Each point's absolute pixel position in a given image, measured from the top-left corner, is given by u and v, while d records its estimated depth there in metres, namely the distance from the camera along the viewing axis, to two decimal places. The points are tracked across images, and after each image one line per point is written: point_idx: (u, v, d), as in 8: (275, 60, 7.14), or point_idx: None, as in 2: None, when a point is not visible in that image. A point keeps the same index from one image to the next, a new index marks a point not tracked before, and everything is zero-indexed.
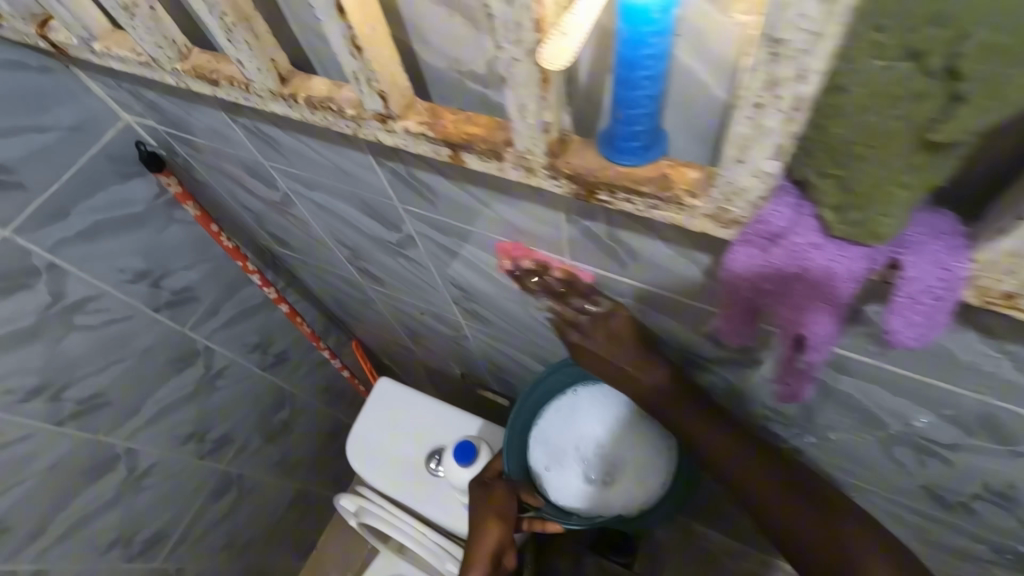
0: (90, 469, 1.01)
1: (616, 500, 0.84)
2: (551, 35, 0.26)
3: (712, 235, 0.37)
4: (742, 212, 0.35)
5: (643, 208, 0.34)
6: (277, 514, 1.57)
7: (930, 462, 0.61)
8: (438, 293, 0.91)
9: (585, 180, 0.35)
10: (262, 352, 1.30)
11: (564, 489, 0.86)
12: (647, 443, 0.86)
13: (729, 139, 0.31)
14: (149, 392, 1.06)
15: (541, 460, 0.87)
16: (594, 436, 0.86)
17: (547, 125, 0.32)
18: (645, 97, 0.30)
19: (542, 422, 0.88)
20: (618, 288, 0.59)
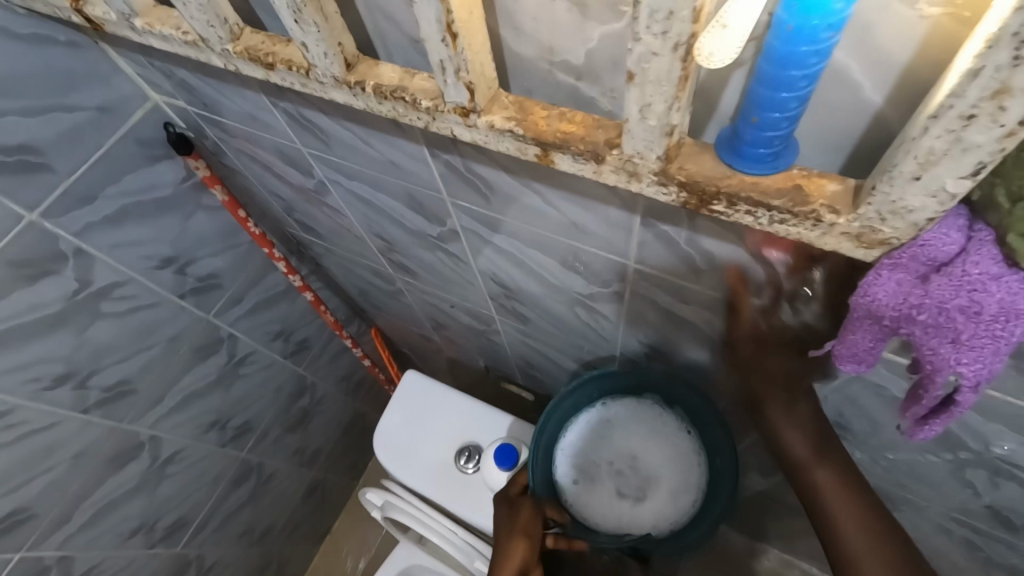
0: (114, 457, 0.99)
1: (646, 519, 0.82)
2: (708, 29, 0.23)
3: (845, 254, 0.34)
4: (893, 232, 0.31)
5: (764, 222, 0.32)
6: (294, 501, 1.56)
7: (1004, 485, 0.58)
8: (475, 288, 0.88)
9: (700, 187, 0.32)
10: (284, 339, 1.28)
11: (591, 503, 0.84)
12: (680, 460, 0.83)
13: (911, 152, 0.27)
14: (173, 380, 1.04)
15: (568, 473, 0.86)
16: (625, 450, 0.85)
17: (671, 126, 0.29)
18: (792, 99, 0.27)
19: (570, 435, 0.87)
20: (685, 294, 0.56)
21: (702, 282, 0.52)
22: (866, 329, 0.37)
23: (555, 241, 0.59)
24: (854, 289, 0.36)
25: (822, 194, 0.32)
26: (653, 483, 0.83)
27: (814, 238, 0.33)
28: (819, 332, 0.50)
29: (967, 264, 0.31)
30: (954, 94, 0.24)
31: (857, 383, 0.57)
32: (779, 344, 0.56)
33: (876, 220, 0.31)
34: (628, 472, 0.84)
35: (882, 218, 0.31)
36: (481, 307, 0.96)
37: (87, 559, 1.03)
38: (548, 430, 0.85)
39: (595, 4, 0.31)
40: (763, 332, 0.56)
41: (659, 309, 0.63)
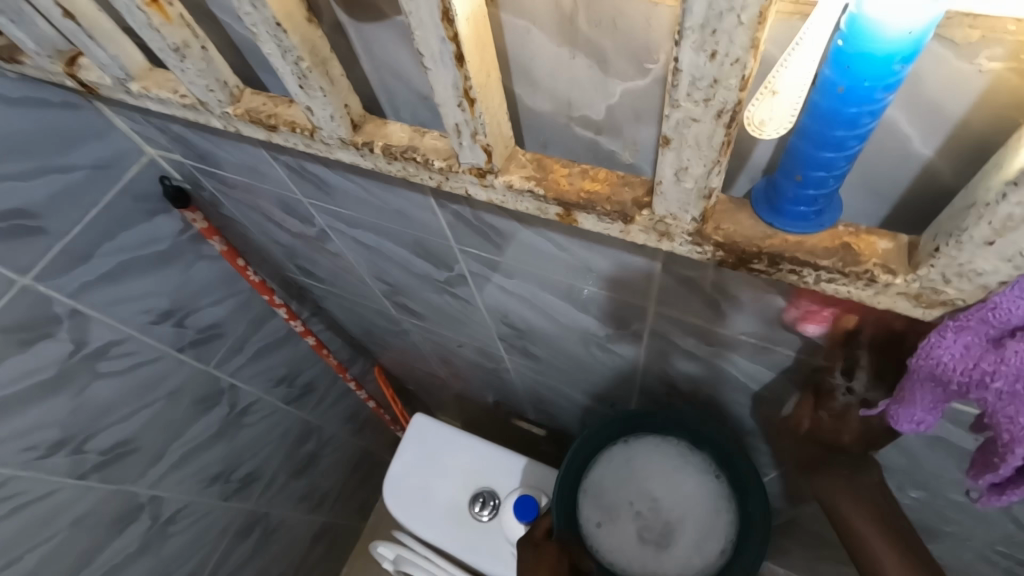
0: (114, 521, 0.95)
1: (671, 565, 0.76)
2: (758, 97, 0.26)
3: (900, 311, 0.34)
4: (957, 292, 0.31)
5: (811, 279, 0.32)
6: (302, 551, 1.50)
7: None
8: (484, 329, 0.86)
9: (739, 248, 0.32)
10: (287, 385, 1.25)
11: (616, 549, 0.78)
12: (707, 504, 0.77)
13: (986, 217, 0.27)
14: (174, 436, 1.00)
15: (592, 517, 0.79)
16: (647, 492, 0.79)
17: (709, 188, 0.29)
18: (840, 157, 0.27)
19: (594, 475, 0.80)
20: (710, 334, 0.54)
21: (728, 324, 0.50)
22: (928, 387, 0.35)
23: (571, 287, 0.58)
24: (918, 346, 0.34)
25: (874, 253, 0.32)
26: (679, 526, 0.77)
27: (868, 297, 0.33)
28: (855, 372, 0.48)
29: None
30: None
31: None
32: (811, 383, 0.54)
33: (939, 282, 0.31)
34: (652, 516, 0.78)
35: (946, 280, 0.31)
36: (490, 346, 0.94)
37: None
38: (573, 474, 0.79)
39: (618, 60, 0.29)
40: (793, 371, 0.54)
41: (682, 350, 0.60)
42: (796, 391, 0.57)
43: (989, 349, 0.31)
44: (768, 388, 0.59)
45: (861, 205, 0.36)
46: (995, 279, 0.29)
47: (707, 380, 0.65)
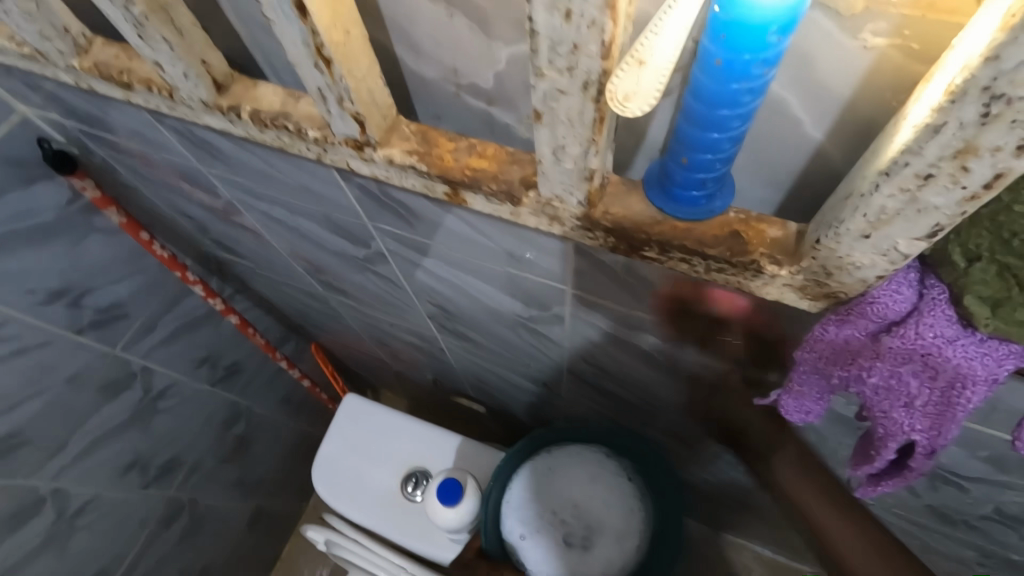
0: (9, 518, 0.87)
1: (595, 568, 0.78)
2: (622, 67, 0.23)
3: (787, 302, 0.36)
4: (839, 286, 0.33)
5: (699, 266, 0.34)
6: (237, 534, 1.46)
7: (944, 490, 0.58)
8: (414, 310, 0.83)
9: (629, 234, 0.32)
10: (211, 366, 1.18)
11: (543, 560, 0.78)
12: (625, 504, 0.80)
13: (864, 214, 0.28)
14: (76, 425, 0.93)
15: (516, 530, 0.79)
16: (568, 500, 0.80)
17: (590, 172, 0.29)
18: (724, 139, 0.26)
19: (516, 487, 0.81)
20: (631, 319, 0.52)
21: (646, 309, 0.49)
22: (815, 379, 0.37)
23: (488, 267, 0.55)
24: (807, 340, 0.36)
25: (762, 243, 0.33)
26: (600, 530, 0.79)
27: (757, 288, 0.35)
28: (765, 357, 0.48)
29: (921, 327, 0.30)
30: (911, 151, 0.25)
31: None
32: (726, 366, 0.54)
33: (822, 274, 0.33)
34: (575, 523, 0.79)
35: (827, 272, 0.32)
36: (422, 327, 0.90)
37: None
38: (495, 489, 0.82)
39: (498, 22, 0.26)
40: (709, 355, 0.54)
41: (604, 335, 0.59)
42: (713, 373, 0.57)
43: (868, 343, 0.33)
44: (687, 370, 0.59)
45: (759, 191, 0.35)
46: (874, 272, 0.31)
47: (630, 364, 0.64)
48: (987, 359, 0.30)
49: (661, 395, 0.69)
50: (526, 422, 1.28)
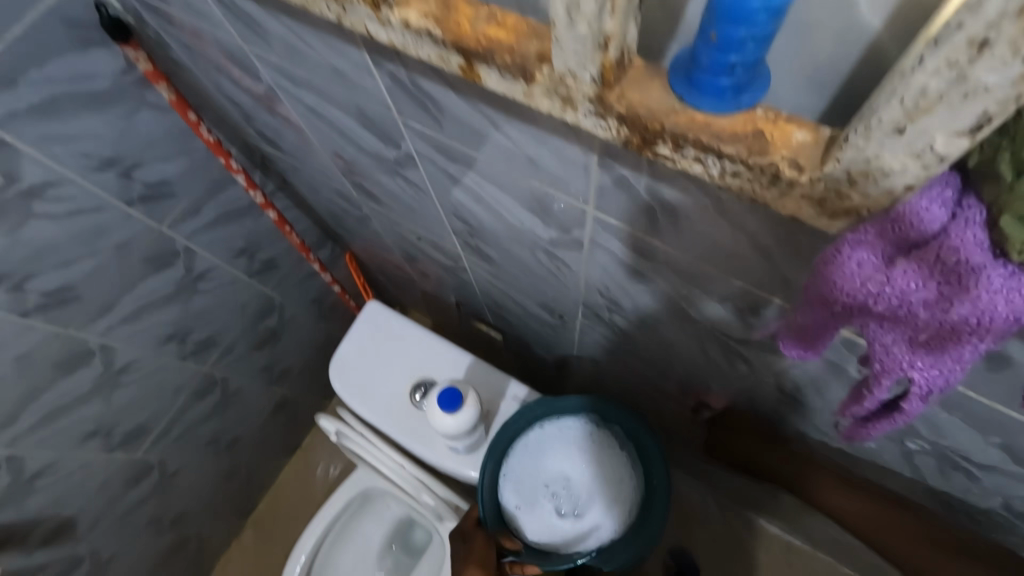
0: (63, 362, 0.96)
1: (586, 531, 0.88)
2: None
3: (803, 220, 0.33)
4: (863, 202, 0.30)
5: (713, 167, 0.32)
6: (263, 417, 1.58)
7: (950, 475, 0.57)
8: (441, 224, 0.83)
9: (643, 123, 0.32)
10: (249, 257, 1.24)
11: (541, 523, 0.88)
12: (613, 476, 0.90)
13: (900, 102, 0.25)
14: (124, 289, 1.00)
15: (513, 500, 0.89)
16: (562, 473, 0.90)
17: (605, 38, 0.28)
18: (760, 6, 0.25)
19: (513, 460, 0.90)
20: (649, 249, 0.50)
21: (665, 239, 0.47)
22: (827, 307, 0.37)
23: (511, 179, 0.54)
24: (819, 259, 0.35)
25: (786, 145, 0.30)
26: (590, 498, 0.89)
27: (772, 199, 0.32)
28: (782, 305, 0.46)
29: (945, 250, 0.29)
30: (968, 7, 0.21)
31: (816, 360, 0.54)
32: (741, 312, 0.52)
33: (845, 184, 0.30)
34: (567, 492, 0.89)
35: (851, 181, 0.29)
36: (447, 243, 0.91)
37: (38, 460, 1.02)
38: (492, 465, 0.89)
39: None
40: (725, 299, 0.52)
41: (620, 265, 0.58)
42: (727, 319, 0.55)
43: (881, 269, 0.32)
44: (701, 314, 0.57)
45: (798, 95, 0.34)
46: (903, 182, 0.28)
47: (644, 301, 0.63)
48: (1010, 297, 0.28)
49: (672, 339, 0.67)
50: (540, 356, 1.31)
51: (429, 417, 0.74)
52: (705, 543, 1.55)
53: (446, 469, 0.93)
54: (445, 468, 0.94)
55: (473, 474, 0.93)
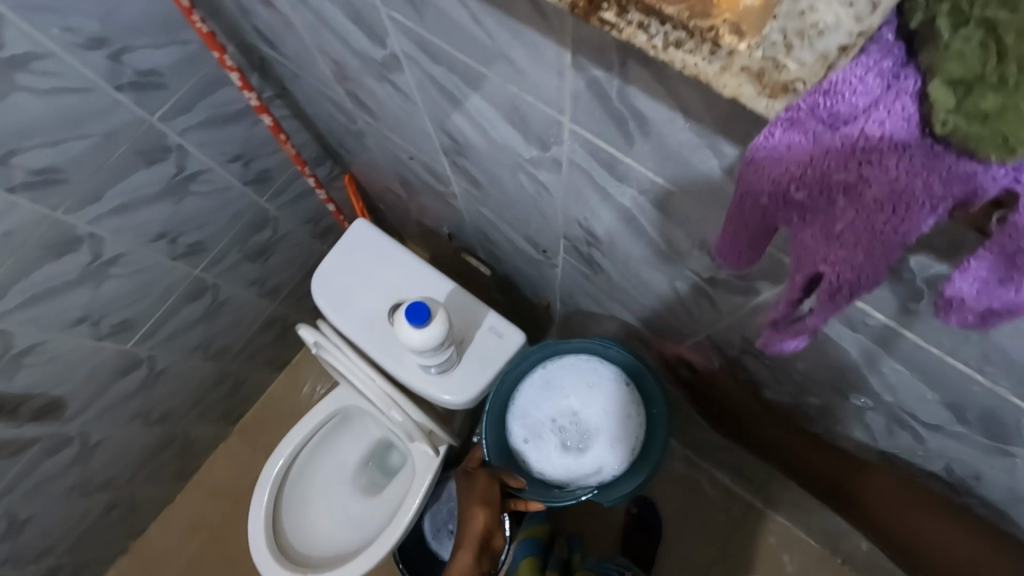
0: (50, 244, 0.97)
1: (589, 467, 0.94)
2: None
3: (750, 106, 0.31)
4: (799, 74, 0.30)
5: (654, 35, 0.32)
6: (253, 329, 1.62)
7: (900, 434, 0.58)
8: (430, 141, 0.80)
9: None
10: (244, 165, 1.23)
11: (546, 459, 0.95)
12: (620, 418, 0.95)
13: None
14: (113, 179, 1.00)
15: (519, 437, 0.96)
16: (567, 410, 0.96)
17: None
18: None
19: (518, 398, 0.96)
20: (623, 172, 0.48)
21: (638, 159, 0.45)
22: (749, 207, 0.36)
23: (490, 83, 0.51)
24: (750, 150, 0.34)
25: (727, 14, 0.31)
26: (595, 437, 0.94)
27: (713, 78, 0.31)
28: None
29: (872, 122, 0.29)
30: None
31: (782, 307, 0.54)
32: (709, 247, 0.51)
33: None
34: (572, 430, 0.95)
35: (784, 43, 0.29)
36: (437, 164, 0.89)
37: (27, 338, 1.05)
38: (496, 403, 0.97)
39: None
40: (698, 235, 0.50)
41: (596, 191, 0.56)
42: (697, 255, 0.53)
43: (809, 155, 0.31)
44: (675, 251, 0.56)
45: None
46: None
47: (619, 233, 0.62)
48: (925, 172, 0.28)
49: (650, 276, 0.66)
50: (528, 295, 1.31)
51: (398, 332, 0.75)
52: (668, 494, 1.62)
53: (417, 388, 0.96)
54: (415, 388, 0.96)
55: (445, 397, 0.95)
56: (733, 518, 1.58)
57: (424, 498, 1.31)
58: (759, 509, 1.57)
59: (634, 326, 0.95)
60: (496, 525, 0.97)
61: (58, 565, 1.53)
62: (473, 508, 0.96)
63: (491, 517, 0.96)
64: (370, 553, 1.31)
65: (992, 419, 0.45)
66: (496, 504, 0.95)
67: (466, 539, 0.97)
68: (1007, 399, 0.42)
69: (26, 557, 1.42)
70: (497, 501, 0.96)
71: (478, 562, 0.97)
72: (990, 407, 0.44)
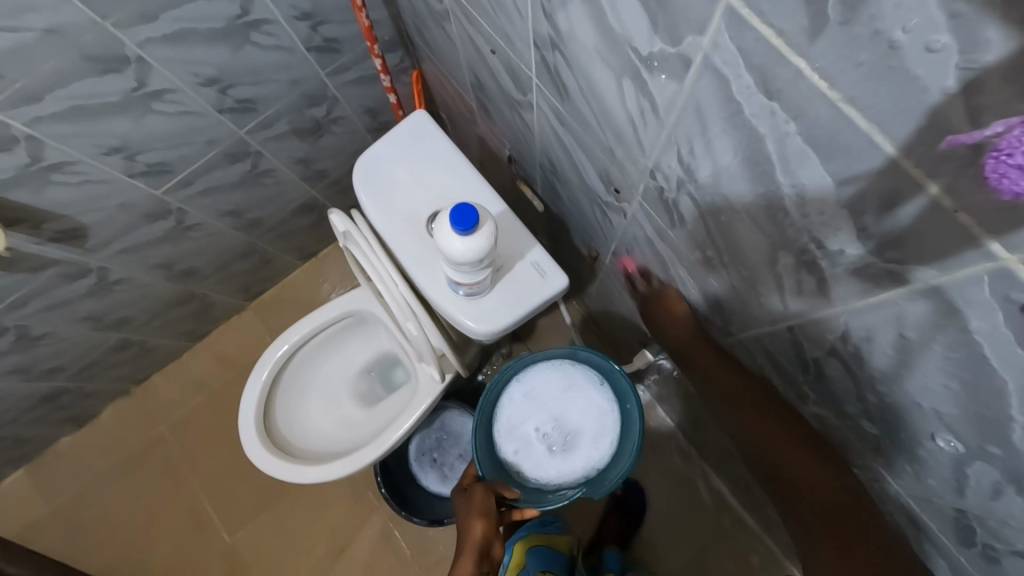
0: (97, 57, 0.90)
1: (578, 465, 1.06)
2: None
3: None
4: None
5: None
6: (287, 210, 1.57)
7: (1002, 501, 0.47)
8: (523, 27, 0.68)
9: None
10: (312, 27, 1.12)
11: (538, 465, 1.07)
12: (594, 412, 1.08)
13: None
14: (172, 2, 0.91)
15: (508, 449, 1.09)
16: (551, 414, 1.09)
17: None
18: None
19: (500, 415, 1.11)
20: (778, 83, 0.37)
21: (814, 61, 0.33)
22: None
23: None
24: None
25: None
26: (575, 437, 1.07)
27: None
28: (930, 202, 0.33)
29: None
30: None
31: (904, 322, 0.42)
32: (856, 208, 0.38)
33: None
34: (555, 434, 1.08)
35: None
36: (523, 63, 0.77)
37: (59, 154, 1.00)
38: (482, 422, 1.11)
39: None
40: (841, 194, 0.39)
41: (725, 112, 0.44)
42: (835, 222, 0.41)
43: None
44: (796, 212, 0.45)
45: None
46: None
47: (730, 179, 0.50)
48: None
49: (746, 241, 0.55)
50: (576, 241, 1.21)
51: (437, 236, 0.66)
52: (658, 484, 1.55)
53: (441, 307, 0.87)
54: (437, 306, 0.88)
55: (466, 322, 0.86)
56: (719, 528, 1.51)
57: (418, 420, 1.27)
58: (748, 525, 1.50)
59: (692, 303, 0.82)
60: (494, 533, 1.00)
61: (61, 389, 1.58)
62: (472, 521, 1.00)
63: (489, 529, 1.01)
64: (353, 458, 1.28)
65: None
66: (493, 515, 1.00)
67: (466, 548, 0.99)
68: None
69: (33, 372, 1.45)
70: (494, 512, 1.01)
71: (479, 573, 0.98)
72: None
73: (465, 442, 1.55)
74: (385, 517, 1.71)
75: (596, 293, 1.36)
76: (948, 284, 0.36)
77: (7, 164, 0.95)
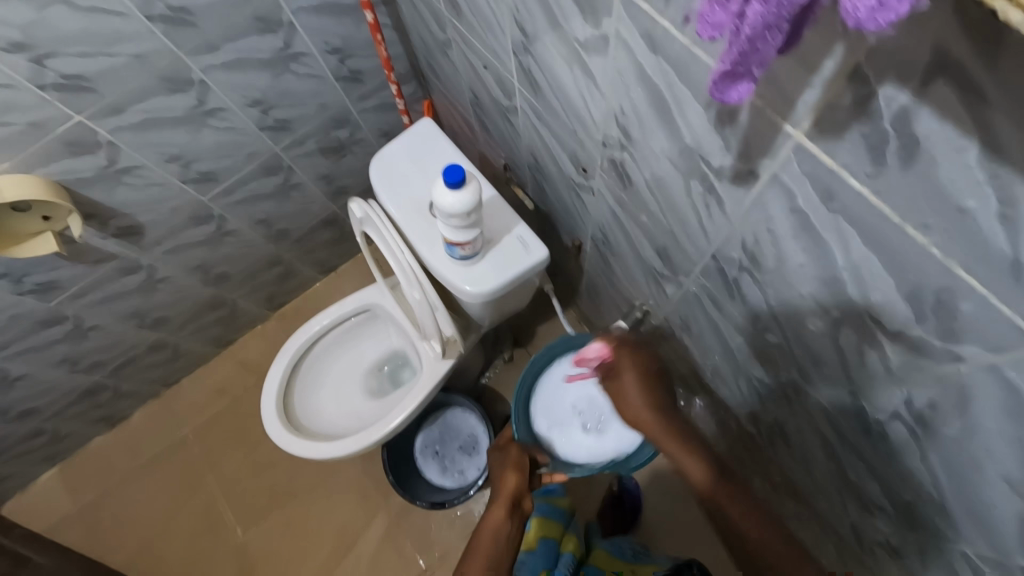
0: (168, 78, 1.12)
1: (607, 445, 1.14)
2: None
3: None
4: None
5: None
6: (311, 223, 1.77)
7: (869, 362, 0.59)
8: (504, 39, 0.88)
9: None
10: (340, 60, 1.35)
11: (571, 442, 1.16)
12: None
13: None
14: (230, 36, 1.14)
15: (544, 424, 1.19)
16: (587, 396, 1.18)
17: None
18: None
19: (541, 392, 1.22)
20: (659, 41, 0.54)
21: (672, 21, 0.50)
22: None
23: None
24: None
25: None
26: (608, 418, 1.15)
27: None
28: (752, 103, 0.49)
29: None
30: None
31: (771, 213, 0.57)
32: (719, 125, 0.54)
33: None
34: (589, 415, 1.17)
35: None
36: (507, 71, 0.96)
37: (130, 159, 1.21)
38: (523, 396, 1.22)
39: None
40: (709, 116, 0.55)
41: (635, 74, 0.61)
42: (712, 142, 0.57)
43: None
44: (692, 144, 0.61)
45: None
46: None
47: (649, 126, 0.66)
48: None
49: (671, 184, 0.71)
50: (564, 236, 1.37)
51: (433, 194, 0.83)
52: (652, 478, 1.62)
53: (442, 274, 1.03)
54: (439, 275, 1.04)
55: (462, 286, 1.01)
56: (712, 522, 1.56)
57: (423, 400, 1.39)
58: None
59: (652, 265, 0.96)
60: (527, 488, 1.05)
61: (102, 383, 1.74)
62: (506, 473, 1.06)
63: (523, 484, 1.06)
64: (362, 436, 1.40)
65: (942, 319, 0.47)
66: (527, 470, 1.06)
67: (501, 496, 1.04)
68: (959, 278, 0.42)
69: (81, 364, 1.62)
70: (528, 470, 1.07)
71: (510, 523, 1.01)
72: (945, 301, 0.45)
73: (464, 434, 1.66)
74: (392, 512, 1.79)
75: (585, 289, 1.50)
76: (781, 163, 0.51)
77: (89, 165, 1.15)
